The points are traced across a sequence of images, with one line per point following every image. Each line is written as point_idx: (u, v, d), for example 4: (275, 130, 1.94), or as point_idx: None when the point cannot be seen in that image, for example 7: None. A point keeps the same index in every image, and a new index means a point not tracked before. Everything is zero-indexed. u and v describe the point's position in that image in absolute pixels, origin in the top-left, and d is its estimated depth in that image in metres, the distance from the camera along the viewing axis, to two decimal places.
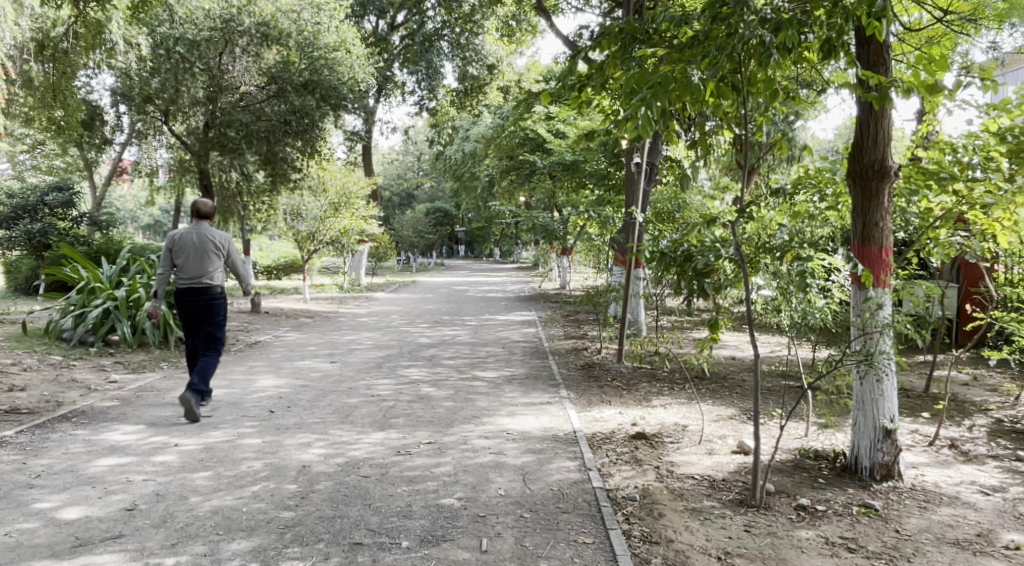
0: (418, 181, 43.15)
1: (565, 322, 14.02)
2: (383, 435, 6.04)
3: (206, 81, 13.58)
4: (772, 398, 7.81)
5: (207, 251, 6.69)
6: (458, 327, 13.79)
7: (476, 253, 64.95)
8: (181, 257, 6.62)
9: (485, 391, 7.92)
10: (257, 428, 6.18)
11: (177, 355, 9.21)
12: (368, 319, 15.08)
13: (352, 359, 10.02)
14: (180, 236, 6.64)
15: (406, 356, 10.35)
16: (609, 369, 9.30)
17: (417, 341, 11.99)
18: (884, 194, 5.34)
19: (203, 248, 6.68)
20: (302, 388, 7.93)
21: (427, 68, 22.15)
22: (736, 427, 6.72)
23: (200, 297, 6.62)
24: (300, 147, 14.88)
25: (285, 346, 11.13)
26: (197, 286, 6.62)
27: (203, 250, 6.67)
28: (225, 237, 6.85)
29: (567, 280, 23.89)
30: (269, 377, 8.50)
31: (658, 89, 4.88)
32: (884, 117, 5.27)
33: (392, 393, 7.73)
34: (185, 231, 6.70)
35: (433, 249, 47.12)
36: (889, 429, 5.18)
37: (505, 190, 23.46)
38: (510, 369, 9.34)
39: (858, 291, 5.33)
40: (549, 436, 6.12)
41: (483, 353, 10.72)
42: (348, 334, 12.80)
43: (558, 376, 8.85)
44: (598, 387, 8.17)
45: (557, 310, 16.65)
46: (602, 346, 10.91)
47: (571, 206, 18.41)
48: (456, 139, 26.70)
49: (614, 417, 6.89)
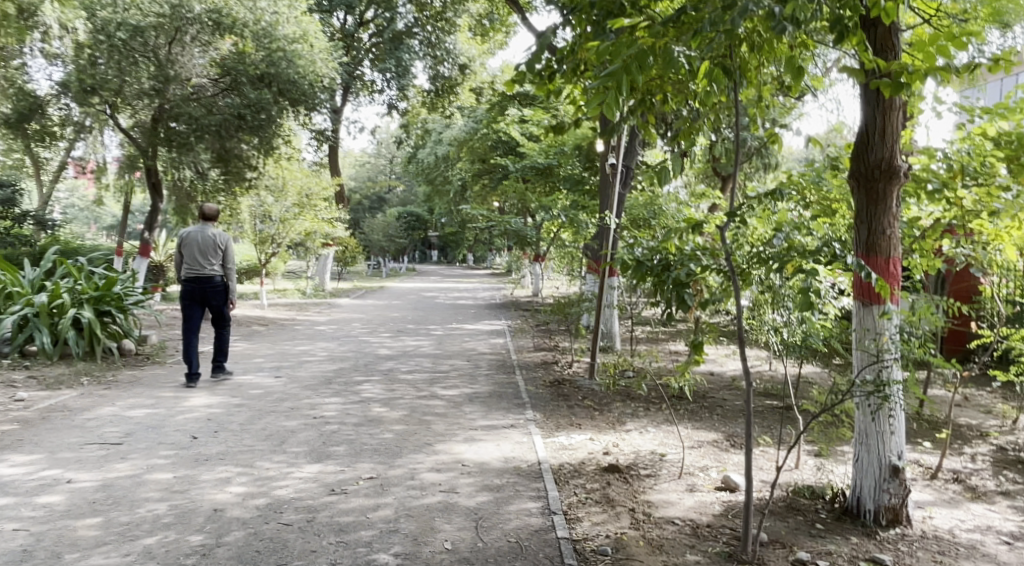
0: (391, 184, 42.27)
1: (535, 333, 13.28)
2: (318, 468, 5.26)
3: (152, 71, 12.70)
4: (757, 421, 7.05)
5: (207, 249, 7.92)
6: (422, 337, 13.00)
7: (450, 259, 64.06)
8: (187, 254, 7.92)
9: (442, 412, 7.14)
10: (171, 460, 5.38)
11: (102, 370, 8.40)
12: (327, 328, 14.23)
13: (301, 373, 9.20)
14: (187, 236, 7.90)
15: (361, 370, 9.53)
16: (580, 387, 8.57)
17: (375, 352, 11.19)
18: (892, 198, 4.65)
19: (204, 246, 7.92)
20: (237, 409, 7.09)
21: (395, 66, 21.12)
22: (719, 456, 5.97)
23: (198, 286, 7.89)
24: (256, 144, 14.27)
25: (231, 358, 10.27)
26: (197, 277, 7.88)
27: (205, 249, 7.91)
28: (224, 237, 7.99)
29: (540, 287, 23.15)
30: (202, 395, 7.65)
31: (633, 63, 4.12)
32: (893, 109, 4.59)
33: (338, 415, 6.93)
34: (192, 232, 7.96)
35: (405, 253, 46.23)
36: (896, 467, 4.50)
37: (477, 194, 22.77)
38: (473, 386, 8.56)
39: (862, 308, 4.60)
40: (510, 468, 5.37)
41: (446, 367, 9.95)
42: (303, 344, 11.96)
43: (524, 394, 8.11)
44: (567, 408, 7.43)
45: (527, 319, 15.91)
46: (573, 360, 10.18)
47: (543, 212, 17.71)
48: (428, 140, 25.89)
49: (584, 444, 6.14)
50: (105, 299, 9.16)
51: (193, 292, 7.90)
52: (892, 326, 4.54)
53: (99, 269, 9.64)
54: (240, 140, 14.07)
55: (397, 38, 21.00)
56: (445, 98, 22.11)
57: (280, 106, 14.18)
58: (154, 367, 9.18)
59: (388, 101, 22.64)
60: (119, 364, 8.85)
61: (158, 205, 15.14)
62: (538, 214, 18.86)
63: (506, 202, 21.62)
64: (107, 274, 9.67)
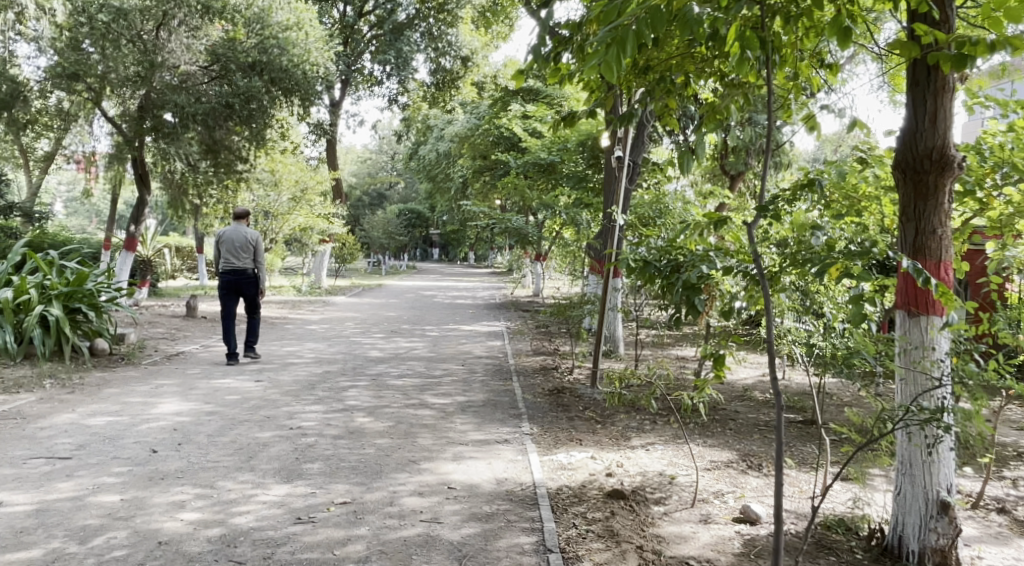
0: (392, 180, 41.72)
1: (535, 336, 12.70)
2: (286, 490, 4.67)
3: (138, 56, 12.18)
4: (774, 438, 6.38)
5: (243, 248, 8.97)
6: (416, 339, 12.40)
7: (451, 257, 63.46)
8: (224, 251, 8.95)
9: (431, 423, 6.54)
10: (122, 479, 4.82)
11: (69, 373, 7.88)
12: (318, 327, 13.65)
13: (283, 376, 8.61)
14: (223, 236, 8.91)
15: (348, 374, 8.94)
16: (581, 396, 7.95)
17: (366, 355, 10.60)
18: (943, 192, 4.06)
19: (239, 245, 8.95)
20: (207, 417, 6.51)
21: (396, 59, 20.36)
22: (735, 479, 5.30)
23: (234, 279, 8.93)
24: (247, 135, 13.86)
25: (211, 360, 9.70)
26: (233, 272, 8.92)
27: (239, 247, 8.95)
28: (256, 237, 9.01)
29: (541, 288, 22.52)
30: (171, 401, 7.07)
31: (645, 20, 3.42)
32: (947, 91, 4.00)
33: (317, 425, 6.34)
34: (228, 232, 8.98)
35: (406, 250, 45.73)
36: (946, 503, 3.90)
37: (478, 191, 22.22)
38: (466, 393, 7.97)
39: (909, 319, 4.01)
40: (502, 492, 4.79)
41: (439, 371, 9.36)
42: (290, 344, 11.37)
43: (521, 403, 7.51)
44: (567, 421, 6.80)
45: (527, 320, 15.31)
46: (575, 366, 9.58)
47: (546, 209, 17.13)
48: (430, 137, 25.35)
49: (585, 464, 5.49)
50: (76, 295, 8.70)
51: (229, 285, 8.96)
52: (943, 342, 3.97)
53: (71, 263, 9.17)
54: (230, 131, 13.67)
55: (396, 30, 20.45)
56: (446, 92, 21.51)
57: (273, 95, 13.65)
58: (127, 369, 8.62)
59: (389, 95, 22.07)
60: (87, 365, 8.35)
61: (144, 197, 14.62)
62: (540, 212, 18.32)
63: (508, 199, 21.09)
64: (81, 267, 9.21)
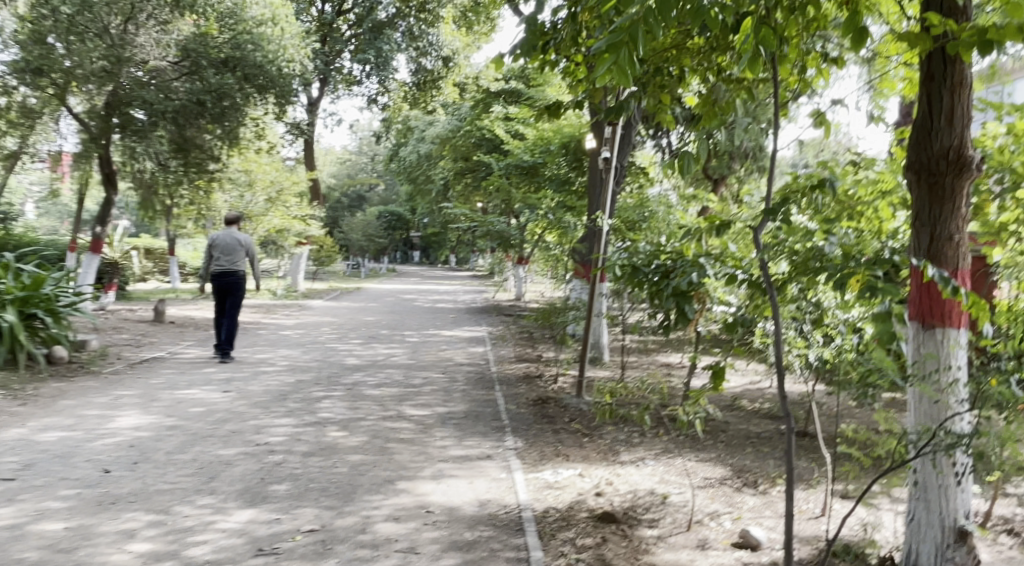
0: (371, 182, 41.26)
1: (517, 342, 12.36)
2: (248, 517, 4.28)
3: (104, 50, 11.64)
4: (768, 451, 6.07)
5: (235, 250, 9.52)
6: (395, 344, 12.00)
7: (431, 259, 62.98)
8: (218, 253, 9.48)
9: (409, 438, 6.17)
10: (67, 504, 4.41)
11: (22, 384, 7.43)
12: (293, 333, 13.21)
13: (253, 386, 8.20)
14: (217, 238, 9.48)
15: (321, 384, 8.54)
16: (566, 406, 7.60)
17: (342, 362, 10.19)
18: (960, 195, 3.77)
19: (231, 247, 9.52)
20: (168, 432, 6.10)
21: (376, 57, 19.82)
22: (731, 499, 4.91)
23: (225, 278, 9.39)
24: (219, 134, 13.49)
25: (178, 369, 9.26)
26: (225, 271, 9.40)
27: (232, 249, 9.52)
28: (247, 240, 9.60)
29: (523, 291, 22.14)
30: (131, 415, 6.65)
31: None
32: (964, 86, 3.71)
33: (286, 441, 5.95)
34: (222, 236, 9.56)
35: (386, 253, 45.25)
36: (965, 530, 3.62)
37: (459, 194, 21.87)
38: (446, 404, 7.60)
39: (924, 332, 3.72)
40: (485, 516, 4.43)
41: (418, 380, 8.97)
42: (263, 351, 10.93)
43: (504, 415, 7.15)
44: (552, 434, 6.45)
45: (510, 325, 14.95)
46: (559, 374, 9.24)
47: (528, 212, 16.79)
48: (410, 138, 24.96)
49: (572, 482, 5.14)
50: (33, 300, 8.30)
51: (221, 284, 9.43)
52: (961, 358, 3.70)
53: (29, 266, 8.75)
54: (202, 130, 13.27)
55: (376, 29, 19.68)
56: (427, 92, 21.10)
57: (246, 93, 13.32)
58: (88, 378, 8.17)
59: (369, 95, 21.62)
60: (44, 375, 7.91)
61: (111, 197, 14.10)
62: (522, 215, 18.01)
63: (490, 202, 20.78)
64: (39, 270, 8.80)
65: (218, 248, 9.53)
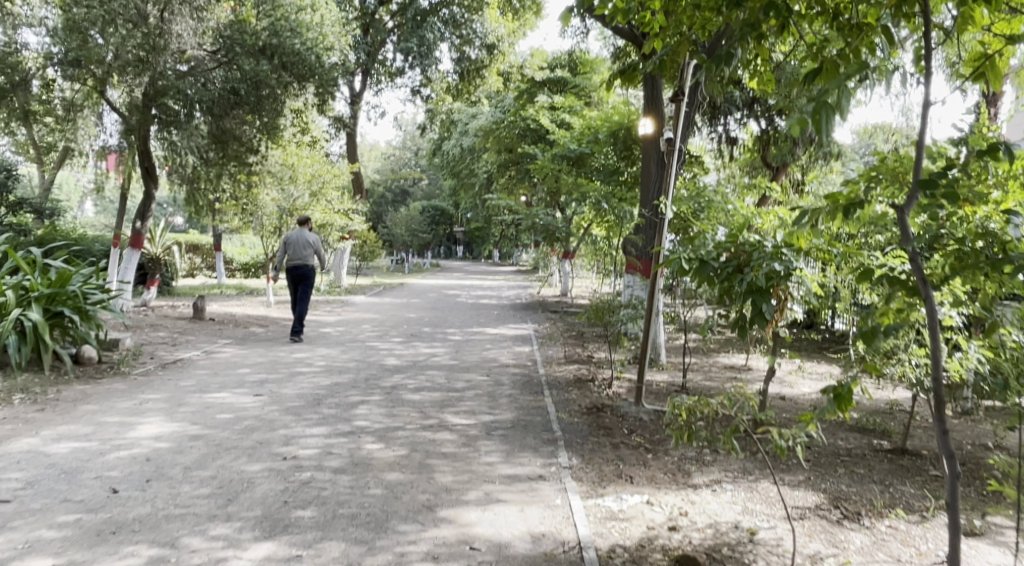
0: (414, 175, 40.81)
1: (566, 340, 11.67)
2: (264, 553, 3.71)
3: (139, 40, 11.30)
4: (861, 473, 5.39)
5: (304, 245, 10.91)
6: (438, 343, 11.41)
7: (475, 254, 62.51)
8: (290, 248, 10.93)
9: (452, 452, 5.53)
10: (64, 533, 3.90)
11: (44, 388, 7.00)
12: (333, 330, 12.72)
13: (287, 389, 7.66)
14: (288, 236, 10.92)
15: (359, 387, 7.95)
16: (624, 414, 6.92)
17: (382, 362, 9.62)
18: None
19: (300, 243, 10.93)
20: (189, 443, 5.55)
21: (418, 46, 18.81)
22: (832, 537, 4.18)
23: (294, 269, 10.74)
24: (259, 126, 13.15)
25: (211, 369, 8.77)
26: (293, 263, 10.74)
27: (301, 245, 10.94)
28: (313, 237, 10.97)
29: (570, 286, 21.40)
30: (153, 422, 6.13)
31: None
32: None
33: (316, 454, 5.36)
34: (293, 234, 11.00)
35: (430, 248, 44.90)
36: None
37: (503, 186, 21.25)
38: (492, 412, 6.94)
39: None
40: (538, 557, 3.79)
41: (462, 383, 8.35)
42: (300, 350, 10.43)
43: (556, 424, 6.49)
44: (611, 448, 5.78)
45: (557, 323, 14.26)
46: (614, 378, 8.52)
47: (575, 205, 16.08)
48: (454, 131, 24.37)
49: (640, 512, 4.45)
50: (59, 298, 7.87)
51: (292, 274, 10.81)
52: None
53: (56, 261, 8.34)
54: (241, 120, 13.04)
55: (419, 17, 18.98)
56: (471, 82, 20.41)
57: (285, 81, 12.87)
58: (115, 380, 7.73)
59: (412, 87, 21.06)
60: (69, 377, 7.49)
61: (151, 191, 13.73)
62: (570, 207, 17.14)
63: (535, 195, 20.10)
64: (67, 266, 8.38)
65: (291, 244, 10.97)
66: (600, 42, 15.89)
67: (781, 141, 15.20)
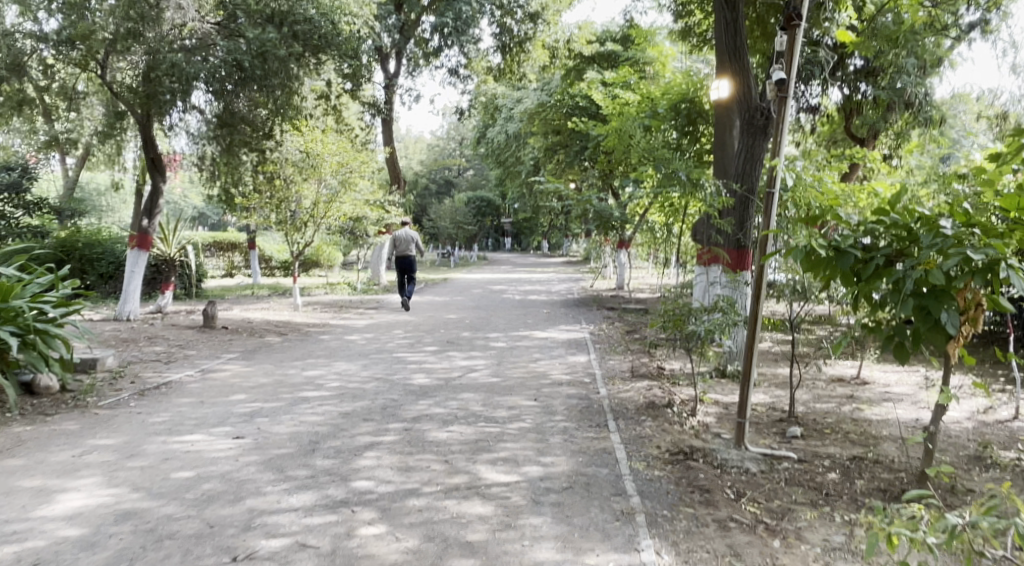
0: (457, 165, 38.89)
1: (629, 347, 9.80)
2: None
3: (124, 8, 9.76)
4: None
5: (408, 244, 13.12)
6: (478, 353, 9.67)
7: (524, 246, 60.96)
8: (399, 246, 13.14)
9: (481, 541, 3.79)
10: None
11: None
12: (359, 338, 11.09)
13: (278, 426, 6.00)
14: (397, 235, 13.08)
15: (371, 421, 6.19)
16: (718, 461, 5.05)
17: (407, 380, 7.93)
18: None
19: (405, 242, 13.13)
20: (114, 527, 3.96)
21: (455, 19, 16.37)
22: None
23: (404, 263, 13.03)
24: (271, 107, 11.50)
25: (198, 396, 7.14)
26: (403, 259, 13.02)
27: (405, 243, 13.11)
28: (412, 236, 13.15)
29: (625, 280, 19.53)
30: (80, 489, 4.50)
31: None
32: None
33: (283, 549, 3.70)
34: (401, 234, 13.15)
35: (476, 240, 43.22)
36: None
37: (551, 172, 19.25)
38: (541, 460, 5.12)
39: None
40: None
41: (504, 410, 6.58)
42: (314, 366, 8.79)
43: (629, 482, 4.67)
44: (715, 530, 3.97)
45: (617, 324, 12.38)
46: (694, 403, 6.57)
47: (630, 188, 14.14)
48: (498, 116, 22.52)
49: None
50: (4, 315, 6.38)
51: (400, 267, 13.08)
52: None
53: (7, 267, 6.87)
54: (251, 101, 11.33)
55: None
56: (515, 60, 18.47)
57: (296, 53, 11.23)
58: (70, 417, 6.19)
59: (451, 67, 19.17)
60: (11, 415, 5.98)
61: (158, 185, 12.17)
62: (625, 191, 15.19)
63: (585, 181, 18.17)
64: (19, 274, 6.89)
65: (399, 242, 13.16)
66: (658, 3, 13.83)
67: (869, 108, 13.00)
